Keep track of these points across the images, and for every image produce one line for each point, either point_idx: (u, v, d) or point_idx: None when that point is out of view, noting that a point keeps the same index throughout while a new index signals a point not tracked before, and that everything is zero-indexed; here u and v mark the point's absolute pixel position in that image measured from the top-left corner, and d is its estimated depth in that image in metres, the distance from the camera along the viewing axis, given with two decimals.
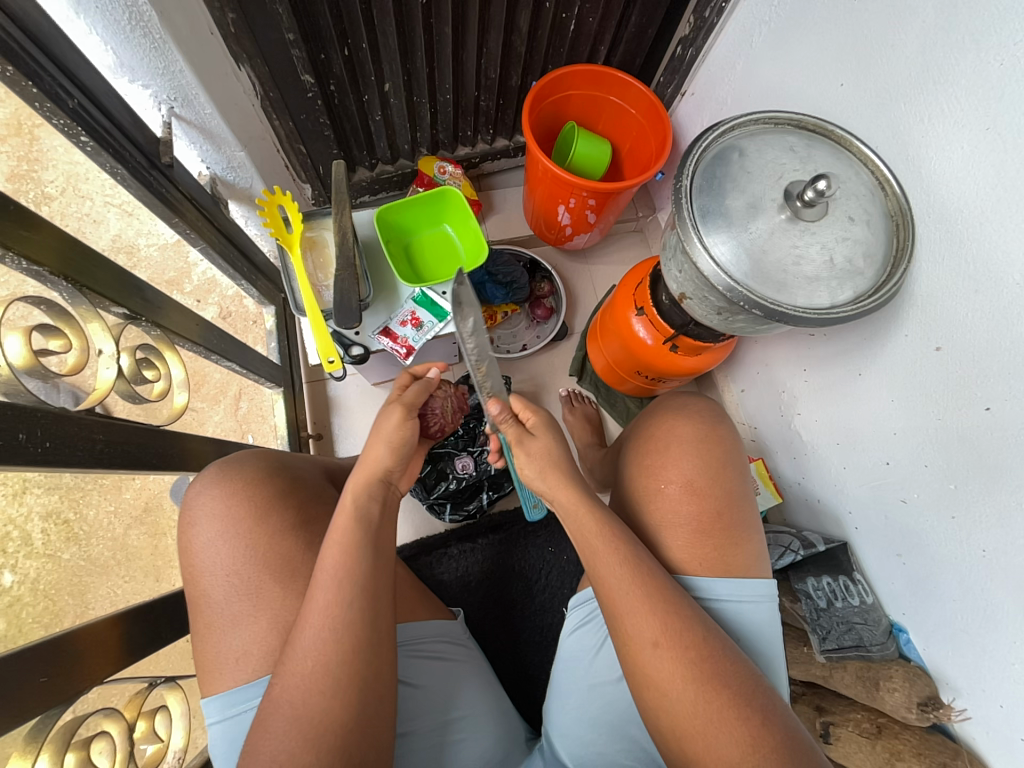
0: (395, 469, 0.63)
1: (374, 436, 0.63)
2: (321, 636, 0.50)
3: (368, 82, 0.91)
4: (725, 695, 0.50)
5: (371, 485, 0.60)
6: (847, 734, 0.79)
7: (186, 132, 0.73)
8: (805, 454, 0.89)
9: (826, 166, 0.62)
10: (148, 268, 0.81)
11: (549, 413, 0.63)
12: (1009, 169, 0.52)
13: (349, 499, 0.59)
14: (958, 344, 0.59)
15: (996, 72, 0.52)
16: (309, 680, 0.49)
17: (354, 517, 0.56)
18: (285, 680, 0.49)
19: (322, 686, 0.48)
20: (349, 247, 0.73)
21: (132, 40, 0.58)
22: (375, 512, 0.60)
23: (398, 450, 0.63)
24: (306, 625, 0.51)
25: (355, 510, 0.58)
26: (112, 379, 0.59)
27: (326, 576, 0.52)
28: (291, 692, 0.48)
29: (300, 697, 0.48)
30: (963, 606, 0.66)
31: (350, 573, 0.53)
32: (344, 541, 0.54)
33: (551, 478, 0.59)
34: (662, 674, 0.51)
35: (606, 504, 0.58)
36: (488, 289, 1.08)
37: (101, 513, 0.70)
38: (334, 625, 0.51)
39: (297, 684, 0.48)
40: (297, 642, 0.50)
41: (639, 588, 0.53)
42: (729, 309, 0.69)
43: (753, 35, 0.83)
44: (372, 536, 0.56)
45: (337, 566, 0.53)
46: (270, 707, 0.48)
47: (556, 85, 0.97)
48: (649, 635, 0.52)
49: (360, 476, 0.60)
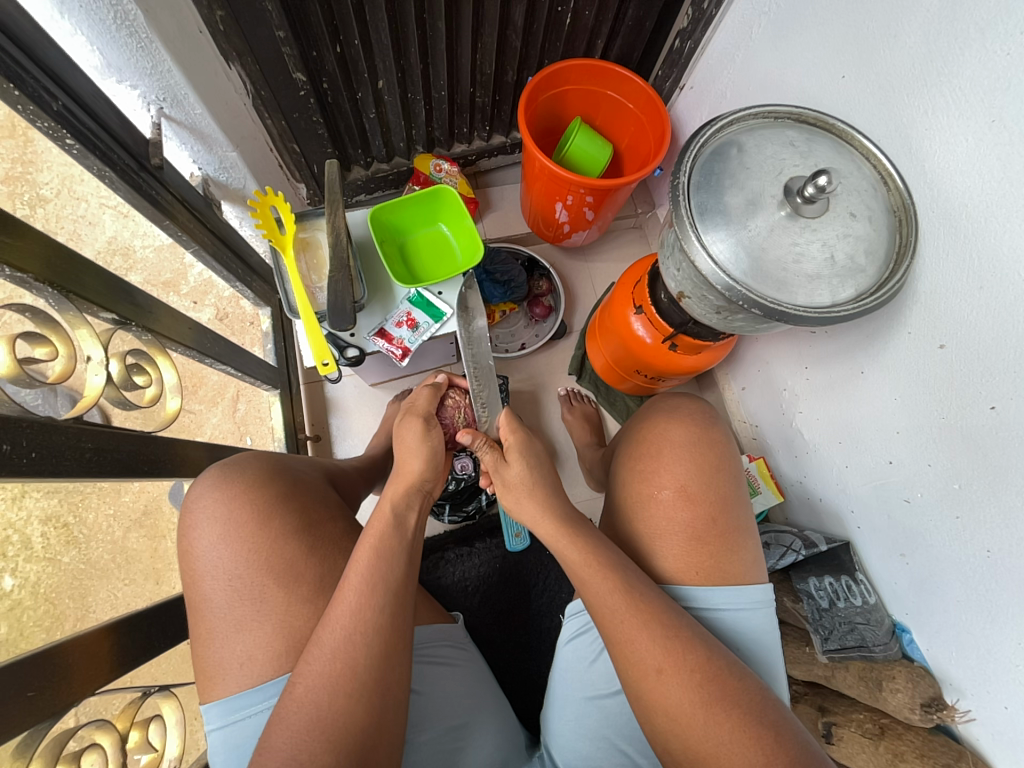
0: (430, 479, 0.65)
1: (404, 448, 0.66)
2: (350, 637, 0.50)
3: (361, 79, 0.90)
4: (734, 714, 0.49)
5: (410, 493, 0.63)
6: (851, 734, 0.78)
7: (176, 133, 0.72)
8: (807, 453, 0.88)
9: (827, 161, 0.61)
10: (144, 270, 0.81)
11: (526, 437, 0.66)
12: (1014, 162, 0.50)
13: (387, 505, 0.60)
14: (962, 342, 0.58)
15: (1002, 63, 0.50)
16: (333, 682, 0.48)
17: (388, 521, 0.58)
18: (311, 680, 0.48)
19: (348, 689, 0.48)
20: (343, 248, 0.72)
21: (118, 40, 0.57)
22: (411, 522, 0.61)
23: (431, 457, 0.65)
24: (335, 625, 0.50)
25: (390, 514, 0.59)
26: (101, 385, 0.58)
27: (360, 577, 0.53)
28: (317, 692, 0.47)
29: (325, 698, 0.47)
30: (967, 607, 0.65)
31: (382, 576, 0.53)
32: (377, 544, 0.56)
33: (528, 506, 0.62)
34: (673, 698, 0.50)
35: (586, 533, 0.58)
36: (486, 288, 1.07)
37: (101, 517, 0.70)
38: (363, 628, 0.50)
39: (322, 684, 0.48)
40: (324, 640, 0.50)
41: (642, 609, 0.53)
42: (728, 308, 0.68)
43: (752, 27, 0.81)
44: (405, 543, 0.58)
45: (370, 567, 0.54)
46: (292, 708, 0.47)
47: (553, 80, 0.96)
48: (651, 661, 0.51)
49: (396, 484, 0.63)
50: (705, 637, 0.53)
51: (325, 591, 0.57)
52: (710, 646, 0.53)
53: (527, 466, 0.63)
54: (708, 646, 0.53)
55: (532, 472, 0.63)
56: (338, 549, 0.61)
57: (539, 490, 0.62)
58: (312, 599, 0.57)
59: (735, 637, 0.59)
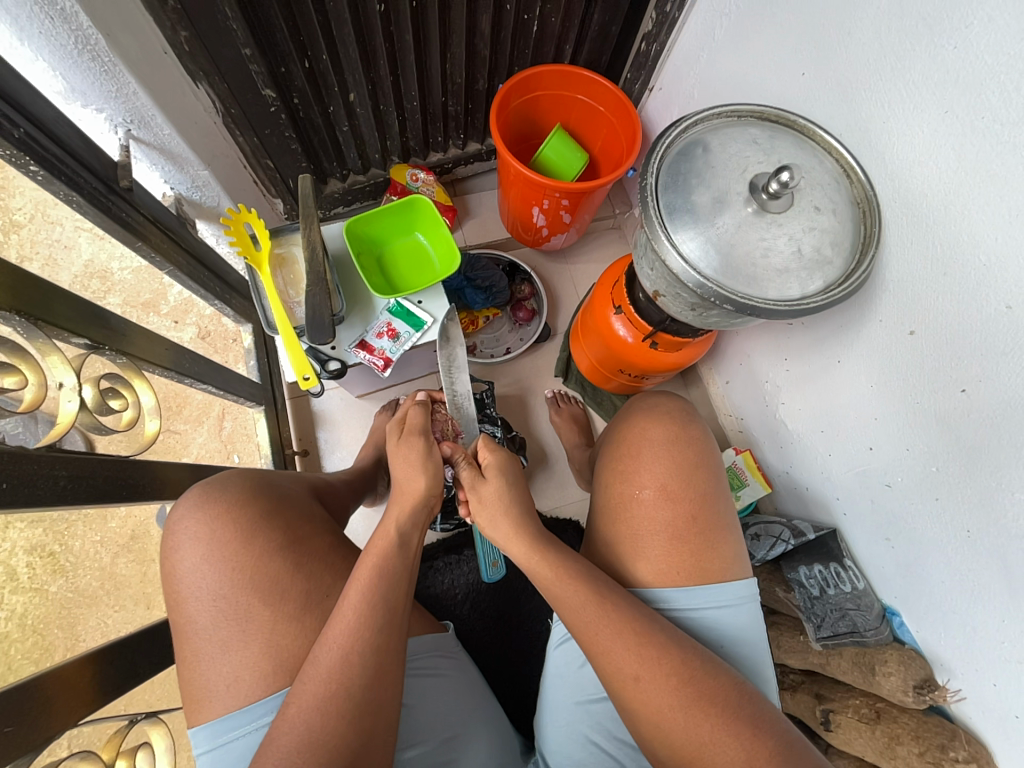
0: (435, 493, 0.64)
1: (406, 465, 0.64)
2: (346, 657, 0.49)
3: (332, 92, 0.90)
4: (714, 713, 0.49)
5: (414, 511, 0.61)
6: (848, 720, 0.79)
7: (146, 154, 0.72)
8: (791, 443, 0.89)
9: (789, 157, 0.62)
10: (122, 292, 0.81)
11: (503, 456, 0.66)
12: (969, 150, 0.52)
13: (392, 525, 0.59)
14: (930, 327, 0.59)
15: (951, 56, 0.52)
16: (324, 704, 0.47)
17: (393, 541, 0.58)
18: (304, 701, 0.48)
19: (341, 709, 0.48)
20: (319, 262, 0.72)
21: (82, 64, 0.57)
22: (416, 539, 0.60)
23: (433, 471, 0.64)
24: (332, 644, 0.50)
25: (394, 532, 0.59)
26: (75, 411, 0.57)
27: (359, 595, 0.52)
28: (309, 714, 0.47)
29: (317, 721, 0.47)
30: (952, 588, 0.66)
31: (381, 595, 0.53)
32: (379, 562, 0.55)
33: (502, 525, 0.61)
34: (654, 699, 0.50)
35: (557, 548, 0.59)
36: (468, 294, 1.07)
37: (88, 544, 0.69)
38: (361, 648, 0.50)
39: (314, 707, 0.47)
40: (321, 659, 0.49)
41: (617, 613, 0.54)
42: (702, 305, 0.68)
43: (715, 28, 0.83)
44: (407, 556, 0.58)
45: (370, 585, 0.53)
46: (284, 730, 0.46)
47: (524, 86, 0.97)
48: (628, 671, 0.51)
49: (400, 504, 0.61)
50: (679, 639, 0.54)
51: (312, 608, 0.57)
52: (683, 646, 0.53)
53: (503, 484, 0.64)
54: (681, 646, 0.53)
55: (506, 491, 0.63)
56: (325, 564, 0.61)
57: (513, 507, 0.62)
58: (300, 616, 0.56)
59: (723, 631, 0.60)
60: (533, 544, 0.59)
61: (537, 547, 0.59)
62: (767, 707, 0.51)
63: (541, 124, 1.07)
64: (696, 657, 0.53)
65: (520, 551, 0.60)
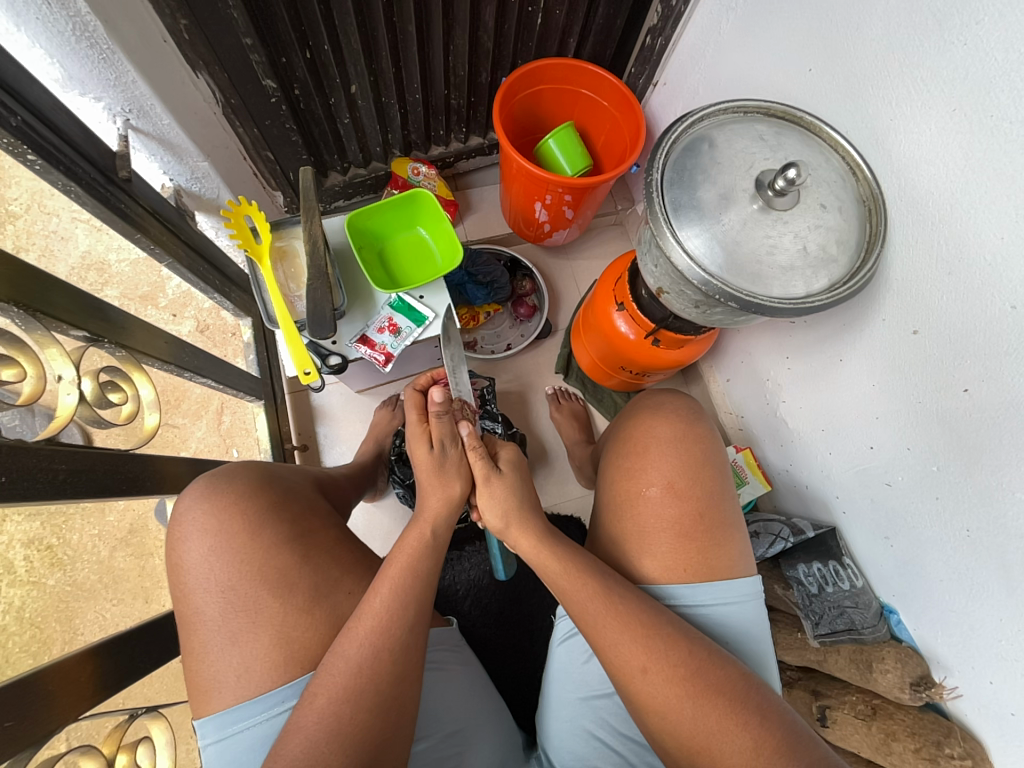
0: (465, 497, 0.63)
1: (428, 469, 0.62)
2: (377, 654, 0.50)
3: (333, 84, 0.89)
4: (721, 703, 0.50)
5: (449, 510, 0.61)
6: (845, 716, 0.79)
7: (145, 144, 0.71)
8: (791, 441, 0.89)
9: (796, 154, 0.61)
10: (120, 285, 0.80)
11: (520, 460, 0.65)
12: (976, 149, 0.51)
13: (428, 525, 0.59)
14: (934, 327, 0.59)
15: (960, 53, 0.51)
16: (354, 697, 0.48)
17: (429, 544, 0.58)
18: (333, 692, 0.48)
19: (368, 704, 0.48)
20: (320, 256, 0.72)
21: (79, 52, 0.56)
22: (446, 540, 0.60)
23: (462, 473, 0.63)
24: (365, 639, 0.50)
25: (430, 531, 0.59)
26: (74, 404, 0.56)
27: (393, 593, 0.53)
28: (338, 704, 0.47)
29: (346, 711, 0.47)
30: (950, 586, 0.66)
31: (416, 595, 0.53)
32: (414, 563, 0.55)
33: (513, 528, 0.61)
34: (658, 692, 0.51)
35: (566, 541, 0.59)
36: (469, 289, 1.06)
37: (85, 537, 0.68)
38: (391, 644, 0.50)
39: (344, 698, 0.47)
40: (351, 654, 0.49)
41: (626, 607, 0.54)
42: (706, 302, 0.68)
43: (721, 23, 0.82)
44: (438, 554, 0.58)
45: (406, 585, 0.54)
46: (311, 719, 0.47)
47: (528, 80, 0.96)
48: (634, 663, 0.51)
49: (431, 505, 0.60)
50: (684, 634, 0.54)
51: (320, 601, 0.57)
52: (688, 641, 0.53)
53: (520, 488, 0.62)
54: (687, 639, 0.53)
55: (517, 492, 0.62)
56: (332, 557, 0.60)
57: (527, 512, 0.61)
58: (308, 609, 0.56)
59: (727, 628, 0.60)
60: (540, 537, 0.60)
61: (544, 542, 0.59)
62: (772, 696, 0.52)
63: (544, 118, 1.06)
64: (701, 648, 0.53)
65: (526, 546, 0.60)
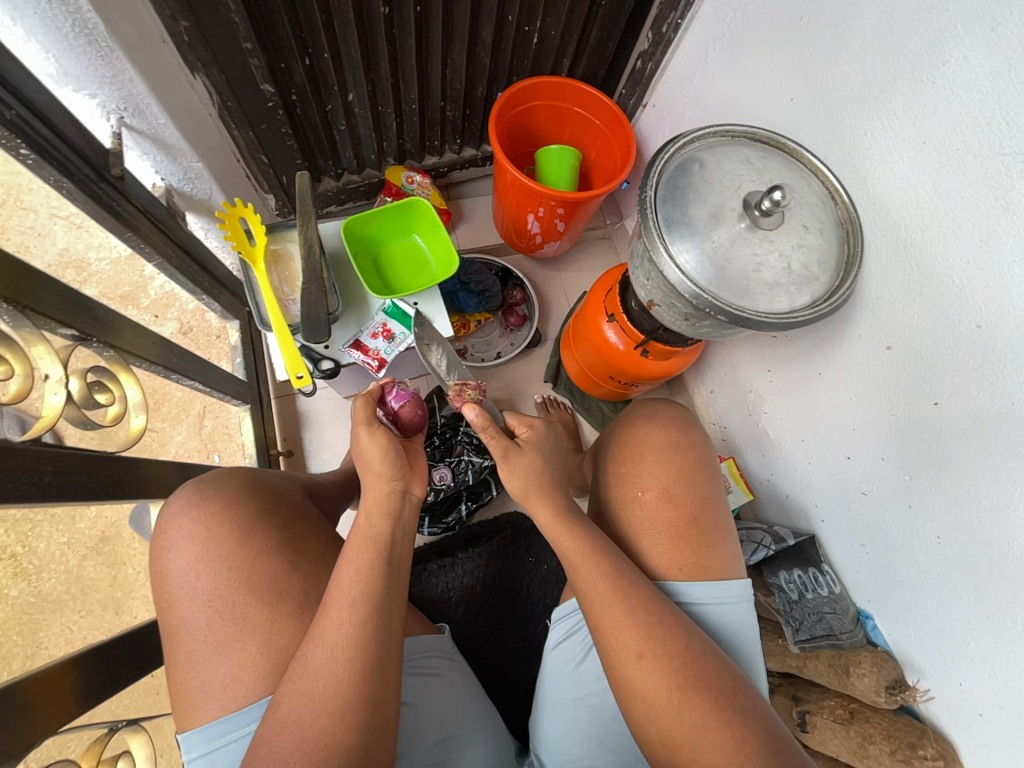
0: (398, 477, 0.58)
1: (360, 458, 0.59)
2: (333, 655, 0.48)
3: (331, 91, 0.90)
4: (712, 702, 0.50)
5: (383, 502, 0.56)
6: (823, 721, 0.81)
7: (137, 142, 0.70)
8: (772, 451, 0.92)
9: (781, 177, 0.65)
10: (99, 283, 0.76)
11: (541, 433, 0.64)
12: (944, 179, 0.55)
13: (364, 520, 0.55)
14: (906, 343, 0.63)
15: (929, 91, 0.55)
16: (317, 703, 0.46)
17: (367, 536, 0.54)
18: (295, 700, 0.46)
19: (331, 708, 0.46)
20: (316, 261, 0.71)
21: (76, 48, 0.56)
22: (397, 532, 0.56)
23: (384, 457, 0.57)
24: (319, 643, 0.48)
25: (368, 529, 0.55)
26: (61, 404, 0.55)
27: (340, 593, 0.50)
28: (299, 711, 0.46)
29: (308, 718, 0.46)
30: (922, 590, 0.69)
31: (362, 591, 0.50)
32: (357, 559, 0.52)
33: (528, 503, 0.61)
34: (649, 686, 0.52)
35: (581, 522, 0.59)
36: (461, 297, 1.07)
37: (52, 545, 0.64)
38: (345, 644, 0.48)
39: (306, 705, 0.46)
40: (309, 658, 0.48)
41: (622, 600, 0.55)
42: (695, 315, 0.71)
43: (708, 51, 0.86)
44: (388, 548, 0.54)
45: (352, 583, 0.51)
46: (275, 730, 0.46)
47: (522, 96, 0.99)
48: (638, 655, 0.52)
49: (368, 499, 0.56)
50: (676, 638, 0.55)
51: (310, 607, 0.56)
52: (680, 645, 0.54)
53: (537, 461, 0.62)
54: (679, 639, 0.54)
55: (540, 462, 0.62)
56: (323, 563, 0.60)
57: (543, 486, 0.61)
58: (298, 615, 0.55)
59: (715, 632, 0.61)
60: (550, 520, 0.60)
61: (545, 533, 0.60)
62: (758, 702, 0.52)
63: (537, 133, 1.08)
64: (697, 645, 0.54)
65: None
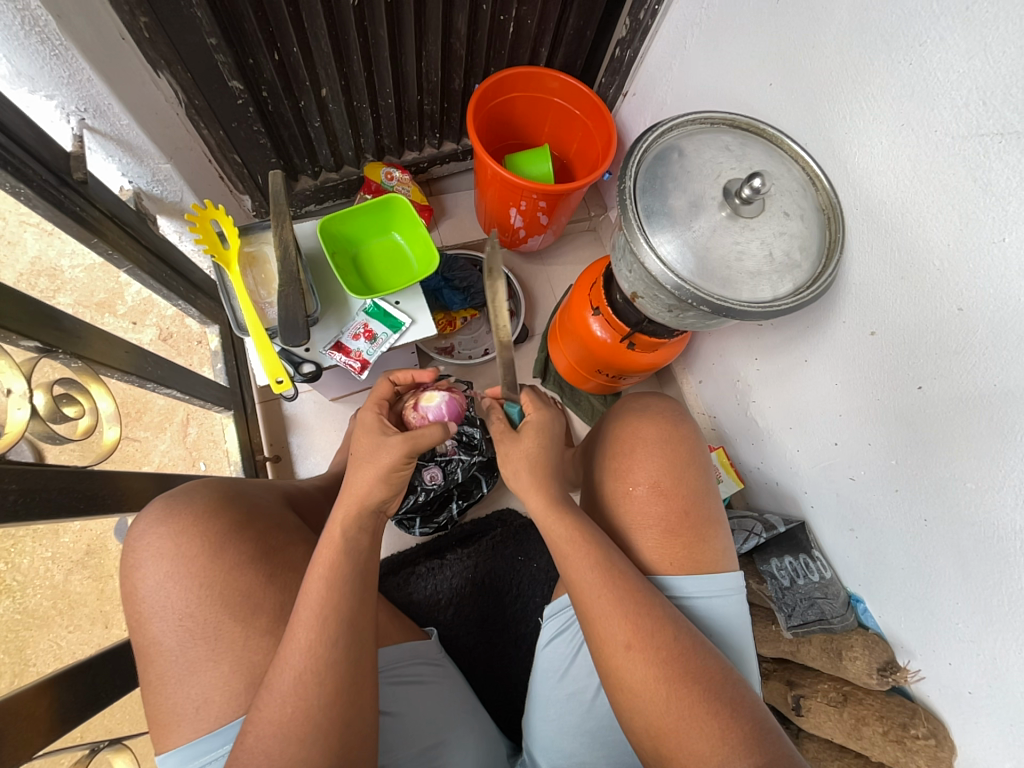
0: (387, 498, 0.58)
1: (359, 462, 0.58)
2: (300, 678, 0.47)
3: (303, 87, 0.87)
4: (687, 697, 0.51)
5: (363, 516, 0.56)
6: (817, 704, 0.82)
7: (101, 145, 0.68)
8: (762, 439, 0.92)
9: (760, 164, 0.64)
10: (73, 291, 0.72)
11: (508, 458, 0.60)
12: (923, 161, 0.55)
13: (337, 530, 0.54)
14: (889, 328, 0.63)
15: (907, 72, 0.55)
16: (287, 729, 0.45)
17: (341, 548, 0.53)
18: (263, 726, 0.45)
19: (302, 733, 0.45)
20: (292, 262, 0.70)
21: (28, 47, 0.53)
22: (365, 543, 0.56)
23: (390, 480, 0.57)
24: (286, 667, 0.47)
25: (340, 540, 0.54)
26: (26, 420, 0.53)
27: (309, 612, 0.49)
28: (267, 741, 0.45)
29: (277, 746, 0.45)
30: (909, 573, 0.70)
31: (336, 607, 0.50)
32: (329, 572, 0.52)
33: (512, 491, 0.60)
34: (632, 677, 0.52)
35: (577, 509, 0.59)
36: (445, 294, 1.06)
37: (37, 560, 0.62)
38: (315, 665, 0.47)
39: (275, 732, 0.45)
40: (276, 684, 0.47)
41: (606, 594, 0.55)
42: (679, 307, 0.70)
43: (686, 38, 0.85)
44: (360, 561, 0.54)
45: (321, 599, 0.50)
46: (244, 759, 0.45)
47: (499, 87, 0.97)
48: (622, 637, 0.53)
49: (344, 505, 0.55)
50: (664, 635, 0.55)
51: (285, 621, 0.55)
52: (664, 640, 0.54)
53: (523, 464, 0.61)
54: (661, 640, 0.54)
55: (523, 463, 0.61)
56: (300, 574, 0.59)
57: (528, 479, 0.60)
58: (272, 630, 0.54)
59: (704, 627, 0.61)
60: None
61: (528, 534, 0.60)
62: (739, 697, 0.52)
63: (517, 125, 1.07)
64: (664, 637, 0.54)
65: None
